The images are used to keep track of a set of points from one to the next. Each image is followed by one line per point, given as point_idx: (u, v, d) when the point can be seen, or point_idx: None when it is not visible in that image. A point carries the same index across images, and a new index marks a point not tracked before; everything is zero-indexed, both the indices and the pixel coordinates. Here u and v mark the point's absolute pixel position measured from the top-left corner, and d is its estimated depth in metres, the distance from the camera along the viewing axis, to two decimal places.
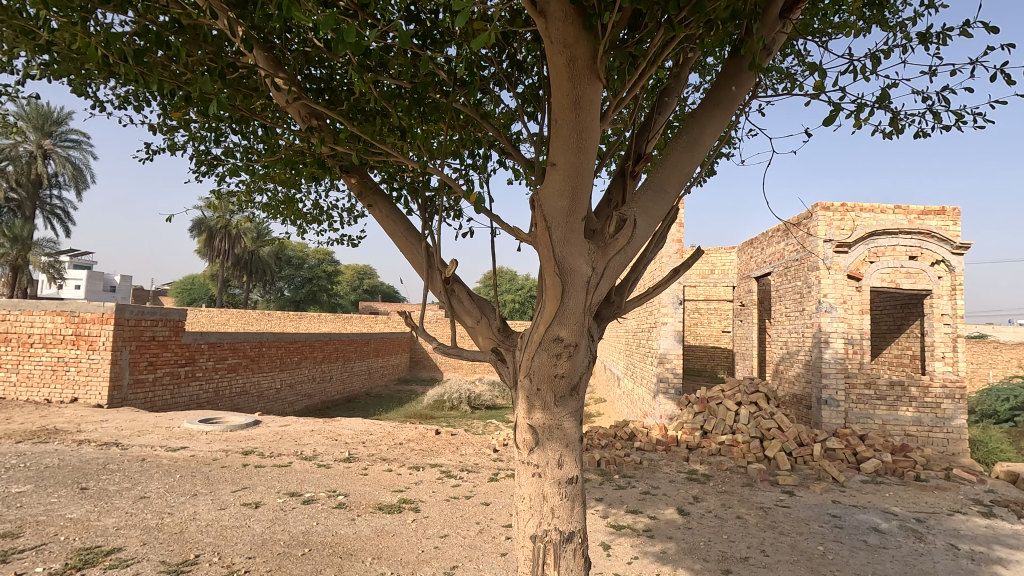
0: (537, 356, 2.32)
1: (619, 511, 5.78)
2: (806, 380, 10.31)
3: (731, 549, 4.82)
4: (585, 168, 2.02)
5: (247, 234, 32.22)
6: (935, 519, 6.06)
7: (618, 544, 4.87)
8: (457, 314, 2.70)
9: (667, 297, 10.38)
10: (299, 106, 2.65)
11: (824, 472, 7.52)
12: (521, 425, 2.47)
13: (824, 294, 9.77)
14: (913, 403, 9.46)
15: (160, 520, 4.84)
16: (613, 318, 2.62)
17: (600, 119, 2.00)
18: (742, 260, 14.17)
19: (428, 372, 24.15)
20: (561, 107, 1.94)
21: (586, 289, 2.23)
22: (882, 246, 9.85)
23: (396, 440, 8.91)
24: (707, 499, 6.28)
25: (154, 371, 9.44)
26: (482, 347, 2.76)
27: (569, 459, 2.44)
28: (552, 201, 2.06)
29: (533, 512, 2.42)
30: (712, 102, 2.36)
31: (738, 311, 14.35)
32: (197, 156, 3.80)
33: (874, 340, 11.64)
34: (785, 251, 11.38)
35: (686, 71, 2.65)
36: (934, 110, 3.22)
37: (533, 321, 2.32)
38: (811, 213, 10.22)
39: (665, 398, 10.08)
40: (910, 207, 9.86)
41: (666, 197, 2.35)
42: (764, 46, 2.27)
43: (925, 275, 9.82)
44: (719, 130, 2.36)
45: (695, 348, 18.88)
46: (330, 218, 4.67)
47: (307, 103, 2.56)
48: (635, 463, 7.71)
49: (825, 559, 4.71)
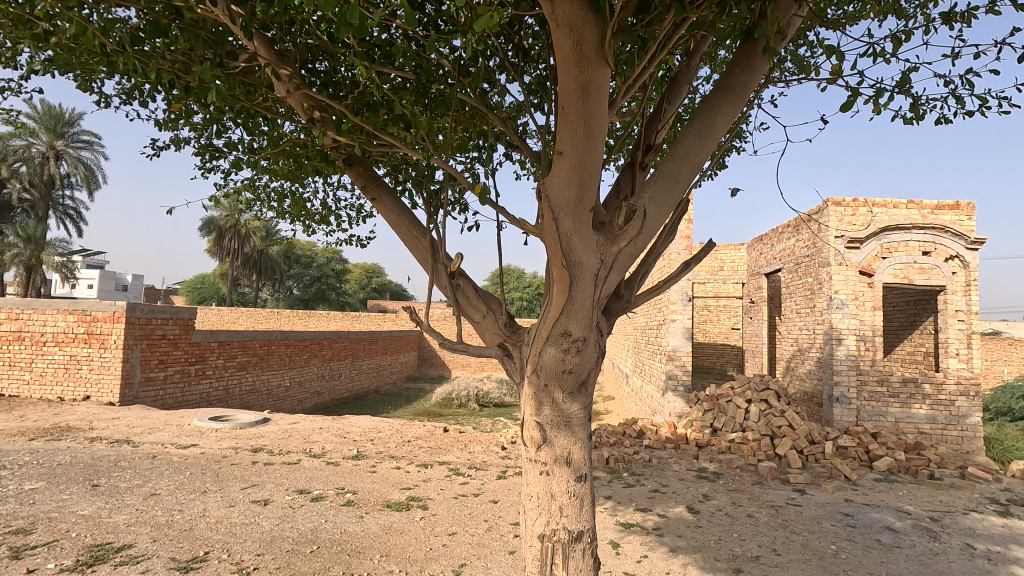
0: (546, 350, 2.28)
1: (627, 509, 5.75)
2: (817, 377, 10.20)
3: (742, 548, 4.76)
4: (592, 156, 1.99)
5: (256, 233, 32.48)
6: (949, 518, 5.96)
7: (627, 543, 4.84)
8: (463, 309, 2.66)
9: (676, 294, 10.31)
10: (301, 98, 2.62)
11: (835, 470, 7.42)
12: (529, 422, 2.44)
13: (835, 291, 9.67)
14: (927, 400, 9.33)
15: (169, 517, 4.86)
16: (622, 312, 2.58)
17: (607, 106, 1.96)
18: (752, 256, 14.04)
19: (436, 370, 24.19)
20: (567, 93, 1.90)
21: (594, 283, 2.20)
22: (895, 241, 9.72)
23: (404, 438, 8.92)
24: (717, 498, 6.22)
25: (164, 369, 9.50)
26: (487, 342, 2.74)
27: (577, 457, 2.41)
28: (558, 192, 2.04)
29: (541, 512, 2.40)
30: (724, 88, 2.30)
31: (748, 308, 14.24)
32: (201, 150, 3.79)
33: (887, 336, 11.51)
34: (795, 248, 11.26)
35: (697, 58, 2.59)
36: (958, 94, 3.14)
37: (539, 316, 2.29)
38: (822, 208, 10.11)
39: (674, 396, 10.02)
40: (924, 202, 9.71)
41: (676, 187, 2.30)
42: (778, 29, 2.22)
43: (939, 271, 9.67)
44: (732, 116, 2.31)
45: (705, 346, 18.77)
46: (338, 218, 4.65)
47: (308, 94, 2.53)
48: (644, 460, 7.66)
49: (838, 559, 4.64)
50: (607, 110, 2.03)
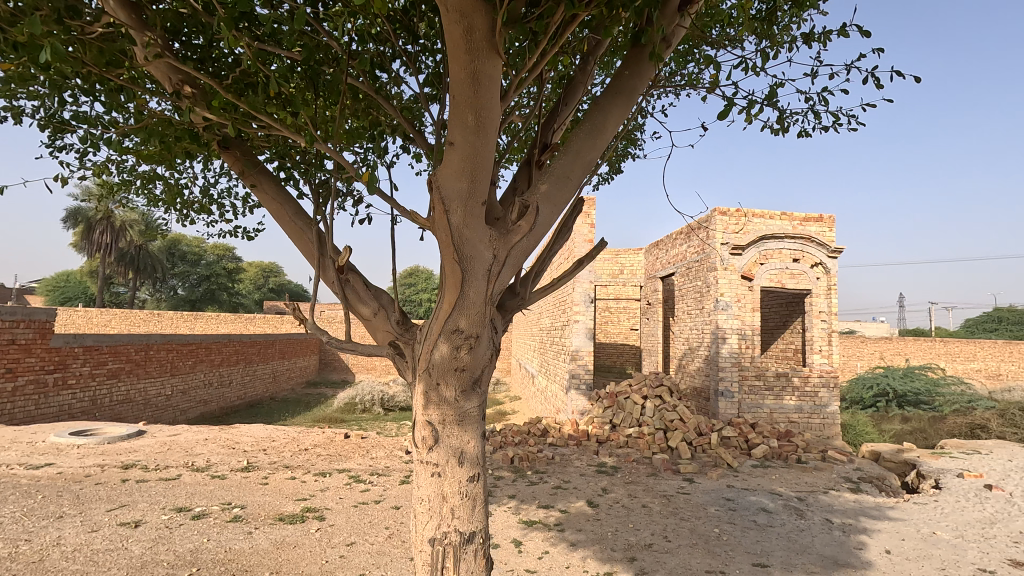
0: (437, 347, 2.25)
1: (531, 507, 5.84)
2: (705, 374, 10.99)
3: (636, 537, 5.00)
4: (484, 149, 1.97)
5: (134, 227, 29.36)
6: (813, 497, 6.66)
7: (529, 540, 4.90)
8: (352, 304, 2.57)
9: (580, 296, 10.65)
10: (162, 67, 2.40)
11: (719, 459, 8.05)
12: (419, 422, 2.39)
13: (721, 293, 10.49)
14: (796, 392, 10.38)
15: (14, 549, 4.21)
16: (517, 308, 2.60)
17: (499, 99, 1.96)
18: (649, 261, 14.87)
19: (339, 374, 23.20)
20: (458, 82, 1.87)
21: (487, 279, 2.19)
22: (771, 249, 10.73)
23: (301, 446, 8.44)
24: (615, 490, 6.49)
25: (14, 379, 8.23)
26: (379, 341, 2.65)
27: (470, 457, 2.39)
28: (450, 183, 2.01)
29: (433, 515, 2.35)
30: (615, 89, 2.39)
31: (645, 310, 15.05)
32: (47, 123, 3.32)
33: (764, 335, 12.67)
34: (687, 253, 12.07)
35: (593, 63, 2.66)
36: (814, 110, 3.53)
37: (432, 312, 2.25)
38: (709, 216, 10.92)
39: (576, 394, 10.35)
40: (794, 214, 10.81)
41: (569, 185, 2.36)
42: (663, 37, 2.34)
43: (806, 276, 10.81)
44: (622, 118, 2.42)
45: (606, 345, 19.60)
46: (221, 207, 4.31)
47: (170, 61, 2.32)
48: (547, 458, 7.82)
49: (719, 541, 5.01)
50: (500, 102, 2.02)
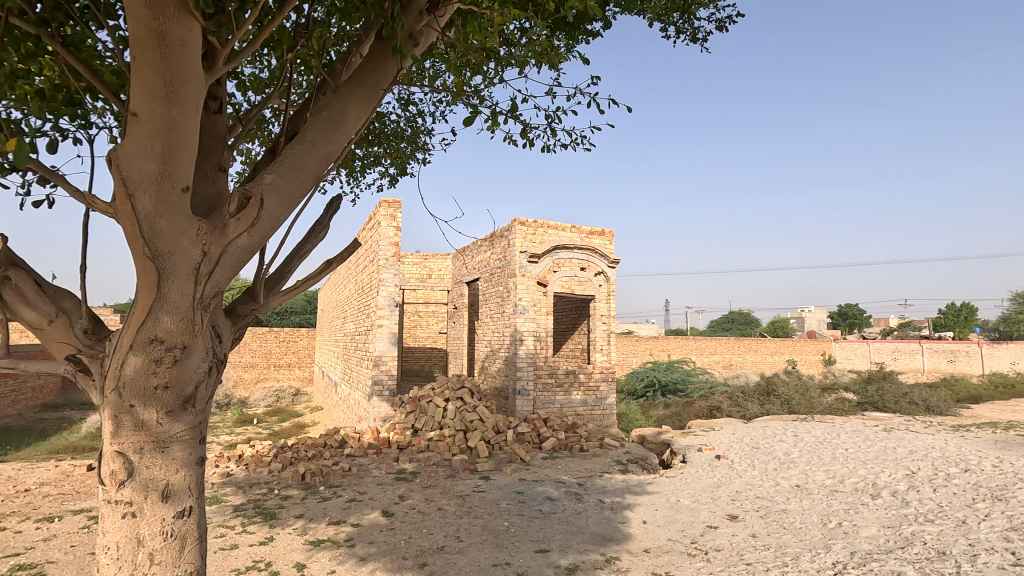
0: (130, 360, 2.08)
1: (320, 525, 5.46)
2: (504, 374, 11.59)
3: (429, 542, 5.00)
4: (178, 142, 1.94)
5: None
6: (590, 481, 7.45)
7: (315, 561, 4.57)
8: (18, 310, 2.34)
9: (383, 300, 10.38)
10: None
11: (514, 454, 8.53)
12: (109, 454, 2.18)
13: (519, 298, 11.18)
14: (581, 387, 11.53)
15: None
16: (249, 314, 2.72)
17: (197, 90, 1.97)
18: (456, 266, 15.20)
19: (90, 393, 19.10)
20: (140, 39, 1.82)
21: (194, 280, 2.08)
22: (562, 258, 11.78)
23: (19, 488, 6.67)
24: (412, 497, 6.43)
25: None
26: (63, 351, 2.46)
27: (177, 488, 2.25)
28: (135, 163, 1.91)
29: (120, 562, 2.16)
30: (356, 82, 2.48)
31: (452, 314, 15.33)
32: None
33: (557, 336, 13.86)
34: (490, 259, 12.62)
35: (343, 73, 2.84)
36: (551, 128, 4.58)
37: (125, 321, 2.08)
38: (510, 226, 11.57)
39: (378, 401, 10.03)
40: (582, 228, 12.06)
41: (304, 175, 2.35)
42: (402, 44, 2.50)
43: (590, 283, 12.09)
44: (361, 118, 2.52)
45: (414, 350, 19.48)
46: None
47: None
48: (343, 470, 7.42)
49: (508, 533, 5.28)
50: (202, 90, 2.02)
